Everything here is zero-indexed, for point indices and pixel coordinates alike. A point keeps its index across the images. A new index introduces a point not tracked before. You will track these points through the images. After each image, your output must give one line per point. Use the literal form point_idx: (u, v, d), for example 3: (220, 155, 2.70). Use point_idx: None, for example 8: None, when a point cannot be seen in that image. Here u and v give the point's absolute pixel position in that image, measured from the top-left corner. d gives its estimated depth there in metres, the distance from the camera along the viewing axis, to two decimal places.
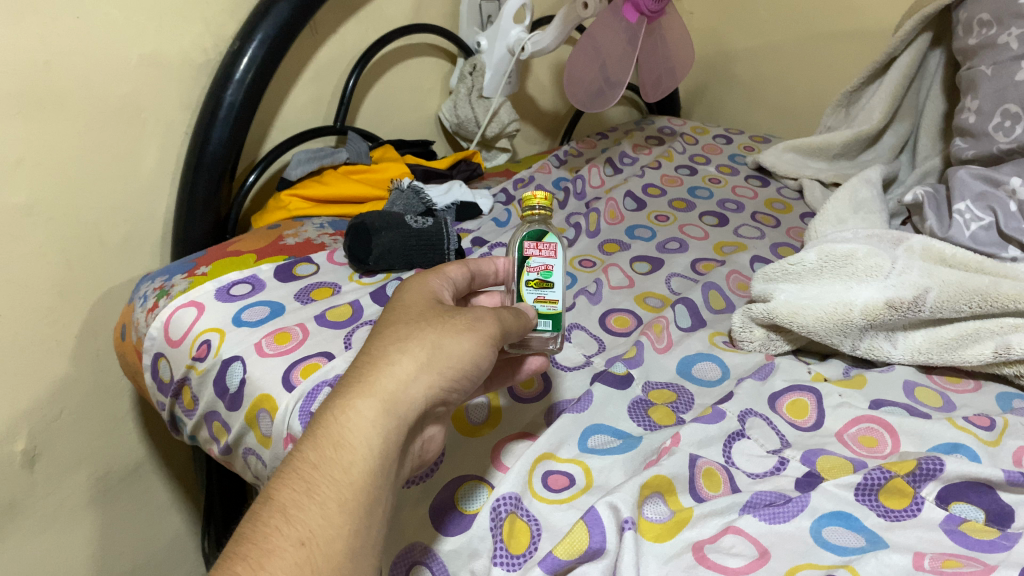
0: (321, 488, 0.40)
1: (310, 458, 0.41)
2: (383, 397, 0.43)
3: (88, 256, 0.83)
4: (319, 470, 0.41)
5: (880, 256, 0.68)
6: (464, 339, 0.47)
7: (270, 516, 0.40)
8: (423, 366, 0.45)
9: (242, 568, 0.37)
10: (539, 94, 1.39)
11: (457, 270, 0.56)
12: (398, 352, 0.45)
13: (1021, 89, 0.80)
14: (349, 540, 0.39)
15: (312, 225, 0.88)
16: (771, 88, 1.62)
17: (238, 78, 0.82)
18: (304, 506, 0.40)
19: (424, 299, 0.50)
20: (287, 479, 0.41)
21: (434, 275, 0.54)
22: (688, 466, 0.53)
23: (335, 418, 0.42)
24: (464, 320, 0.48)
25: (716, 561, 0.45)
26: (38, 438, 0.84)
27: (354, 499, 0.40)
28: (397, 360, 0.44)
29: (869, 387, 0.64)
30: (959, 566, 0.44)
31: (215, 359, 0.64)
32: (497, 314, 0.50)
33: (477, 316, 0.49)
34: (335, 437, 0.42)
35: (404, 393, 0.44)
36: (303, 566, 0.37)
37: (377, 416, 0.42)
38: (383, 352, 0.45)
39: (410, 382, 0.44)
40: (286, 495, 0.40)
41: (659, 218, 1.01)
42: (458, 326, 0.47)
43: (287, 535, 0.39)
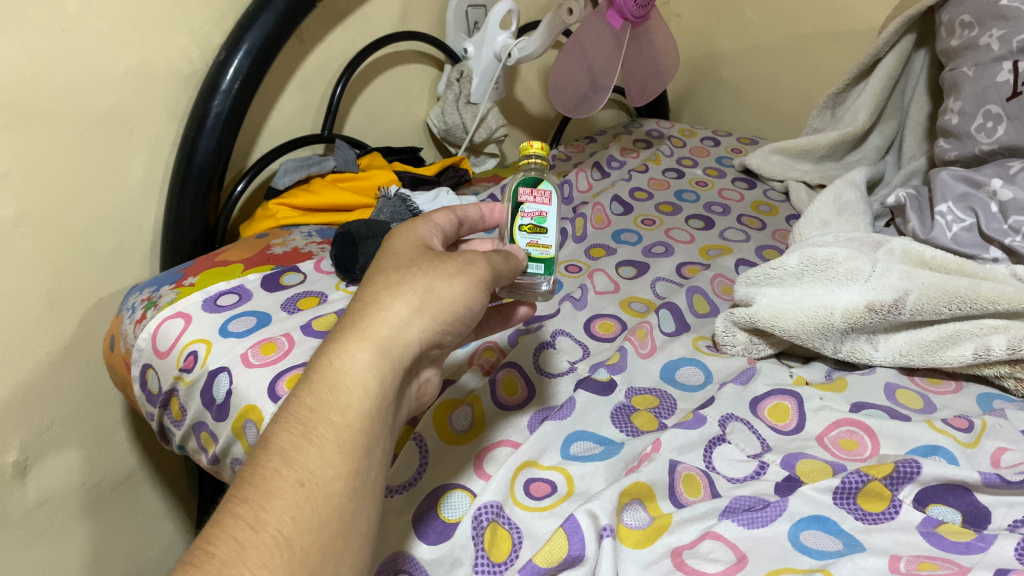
0: (319, 430, 0.41)
1: (307, 403, 0.42)
2: (377, 342, 0.43)
3: (78, 266, 0.83)
4: (317, 413, 0.41)
5: (860, 260, 0.69)
6: (456, 283, 0.47)
7: (269, 459, 0.40)
8: (416, 309, 0.45)
9: (244, 510, 0.38)
10: (527, 98, 1.40)
11: (444, 216, 0.56)
12: (390, 297, 0.45)
13: (1002, 91, 0.80)
14: (349, 480, 0.40)
15: (300, 234, 0.88)
16: (759, 90, 1.63)
17: (225, 88, 0.83)
18: (302, 448, 0.40)
19: (414, 245, 0.50)
20: (286, 424, 0.41)
21: (423, 222, 0.54)
22: (667, 471, 0.54)
23: (330, 363, 0.43)
24: (455, 264, 0.48)
25: (693, 567, 0.45)
26: (30, 448, 0.84)
27: (352, 439, 0.41)
28: (389, 306, 0.44)
29: (850, 390, 0.65)
30: (934, 568, 0.44)
31: (201, 369, 0.65)
32: (488, 259, 0.49)
33: (467, 261, 0.48)
34: (330, 382, 0.42)
35: (398, 337, 0.44)
36: (303, 506, 0.38)
37: (371, 360, 0.43)
38: (376, 296, 0.45)
39: (403, 325, 0.44)
40: (284, 438, 0.40)
41: (645, 222, 1.02)
42: (450, 270, 0.47)
43: (287, 477, 0.39)
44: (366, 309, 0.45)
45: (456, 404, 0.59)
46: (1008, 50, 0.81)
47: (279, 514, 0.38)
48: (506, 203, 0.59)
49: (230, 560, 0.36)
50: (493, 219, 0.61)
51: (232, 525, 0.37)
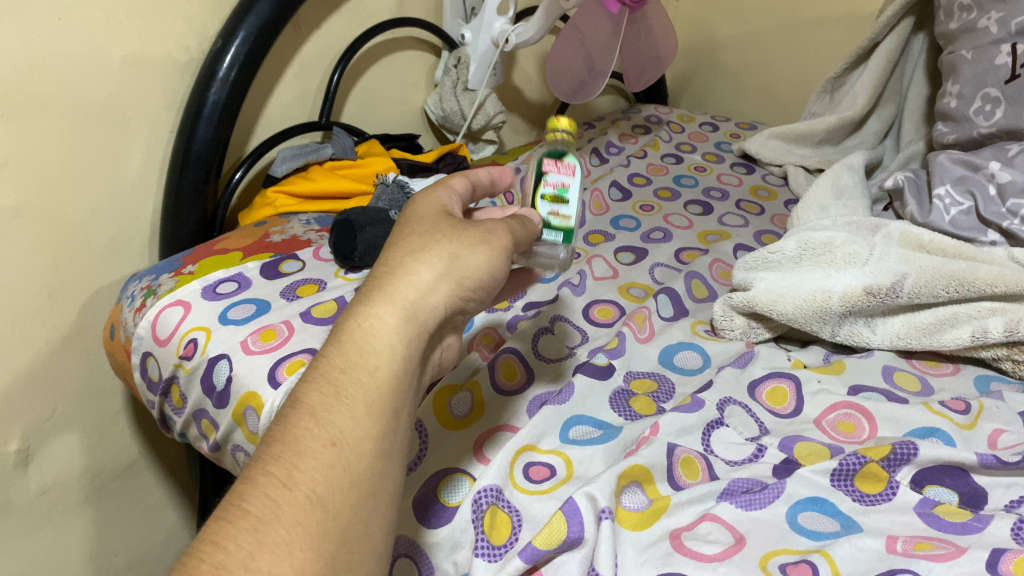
0: (349, 391, 0.41)
1: (336, 362, 0.42)
2: (404, 304, 0.44)
3: (76, 256, 0.83)
4: (347, 373, 0.41)
5: (858, 244, 0.69)
6: (479, 252, 0.47)
7: (299, 418, 0.40)
8: (440, 273, 0.45)
9: (276, 468, 0.38)
10: (525, 84, 1.40)
11: (461, 181, 0.56)
12: (417, 262, 0.45)
13: (1001, 74, 0.80)
14: (378, 440, 0.40)
15: (298, 222, 0.88)
16: (758, 75, 1.62)
17: (222, 76, 0.83)
18: (333, 409, 0.40)
19: (438, 211, 0.50)
20: (315, 383, 0.41)
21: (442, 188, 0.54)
22: (666, 454, 0.54)
23: (359, 325, 0.43)
24: (479, 233, 0.48)
25: (693, 549, 0.46)
26: (31, 438, 0.85)
27: (381, 401, 0.41)
28: (415, 270, 0.45)
29: (848, 373, 0.65)
30: (931, 548, 0.45)
31: (201, 357, 0.65)
32: (509, 227, 0.50)
33: (489, 230, 0.49)
34: (360, 341, 0.42)
35: (424, 301, 0.44)
36: (335, 465, 0.38)
37: (399, 322, 0.43)
38: (401, 261, 0.45)
39: (429, 290, 0.45)
40: (315, 398, 0.40)
41: (644, 208, 1.02)
42: (473, 239, 0.48)
43: (318, 436, 0.39)
44: (393, 273, 0.45)
45: (456, 389, 0.60)
46: (1007, 33, 0.80)
47: (312, 473, 0.38)
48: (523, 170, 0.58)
49: (265, 517, 0.36)
50: (504, 182, 0.60)
51: (265, 483, 0.37)
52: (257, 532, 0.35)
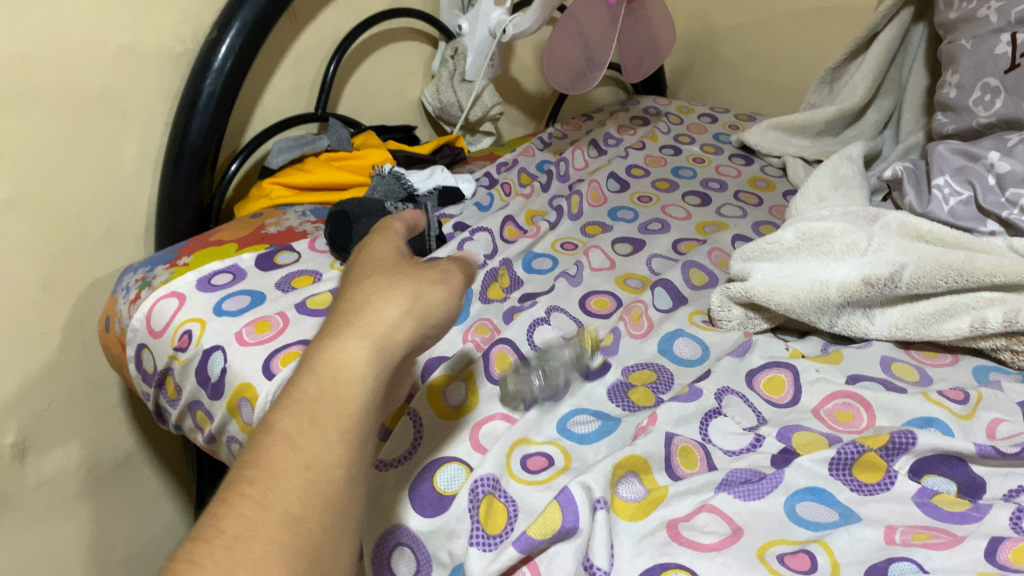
0: (324, 417, 0.39)
1: (309, 391, 0.39)
2: (374, 339, 0.41)
3: (72, 248, 0.83)
4: (320, 401, 0.39)
5: (856, 234, 0.69)
6: (438, 290, 0.46)
7: (274, 442, 0.38)
8: (408, 309, 0.43)
9: (252, 491, 0.36)
10: (523, 76, 1.39)
11: (401, 224, 0.54)
12: (384, 299, 0.43)
13: (1001, 63, 0.79)
14: (350, 468, 0.38)
15: (294, 213, 0.88)
16: (757, 67, 1.62)
17: (217, 67, 0.82)
18: (307, 434, 0.38)
19: (393, 253, 0.49)
20: (288, 408, 0.39)
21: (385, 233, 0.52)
22: (663, 444, 0.53)
23: (330, 354, 0.40)
24: (436, 273, 0.47)
25: (689, 538, 0.45)
26: (27, 431, 0.84)
27: (354, 428, 0.39)
28: (382, 307, 0.43)
29: (846, 363, 0.65)
30: (928, 538, 0.45)
31: (196, 348, 0.65)
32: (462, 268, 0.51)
33: (445, 271, 0.48)
34: (333, 370, 0.40)
35: (393, 336, 0.42)
36: (309, 491, 0.37)
37: (369, 355, 0.41)
38: (367, 297, 0.43)
39: (397, 324, 0.43)
40: (289, 423, 0.39)
41: (642, 199, 1.02)
42: (432, 278, 0.46)
43: (292, 460, 0.37)
44: (361, 308, 0.43)
45: (450, 379, 0.59)
46: (1007, 22, 0.80)
47: (288, 495, 0.36)
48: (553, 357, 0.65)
49: (241, 535, 0.34)
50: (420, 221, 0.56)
51: (241, 504, 0.35)
52: (233, 549, 0.34)
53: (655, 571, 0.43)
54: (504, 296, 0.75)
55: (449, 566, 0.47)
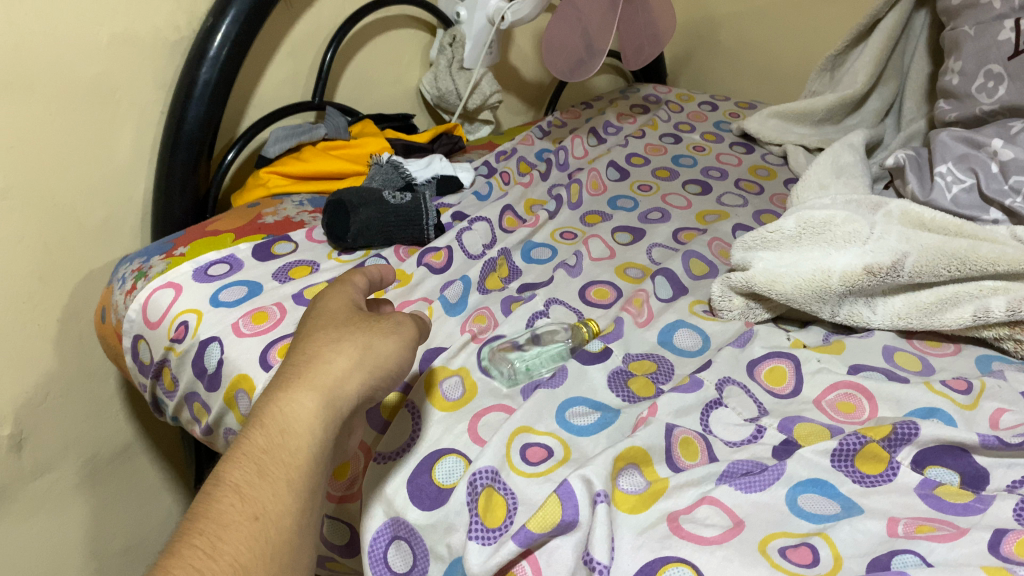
0: (272, 469, 0.40)
1: (258, 443, 0.41)
2: (323, 391, 0.44)
3: (68, 239, 0.82)
4: (269, 454, 0.41)
5: (858, 222, 0.68)
6: (390, 340, 0.48)
7: (222, 495, 0.39)
8: (355, 361, 0.46)
9: (200, 542, 0.37)
10: (522, 63, 1.38)
11: (360, 277, 0.55)
12: (332, 352, 0.45)
13: (1005, 49, 0.78)
14: (298, 517, 0.40)
15: (291, 203, 0.87)
16: (757, 54, 1.61)
17: (213, 55, 0.81)
18: (256, 485, 0.40)
19: (348, 305, 0.51)
20: (237, 460, 0.41)
21: (344, 285, 0.53)
22: (664, 435, 0.53)
23: (278, 408, 0.42)
24: (388, 324, 0.49)
25: (691, 531, 0.45)
26: (24, 422, 0.84)
27: (302, 479, 0.41)
28: (332, 359, 0.45)
29: (847, 353, 0.64)
30: (932, 530, 0.44)
31: (192, 340, 0.64)
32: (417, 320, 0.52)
33: (399, 320, 0.50)
34: (281, 423, 0.42)
35: (341, 388, 0.44)
36: (259, 538, 0.38)
37: (318, 408, 0.43)
38: (318, 350, 0.45)
39: (345, 377, 0.45)
40: (238, 475, 0.40)
41: (642, 188, 1.01)
42: (384, 329, 0.49)
43: (241, 510, 0.39)
44: (310, 361, 0.45)
45: (447, 371, 0.59)
46: (1010, 8, 0.79)
47: (236, 544, 0.37)
48: (549, 355, 0.64)
49: None
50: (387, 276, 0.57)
51: (190, 555, 0.36)
52: None
53: (655, 564, 0.43)
54: (502, 286, 0.75)
55: (447, 560, 0.48)
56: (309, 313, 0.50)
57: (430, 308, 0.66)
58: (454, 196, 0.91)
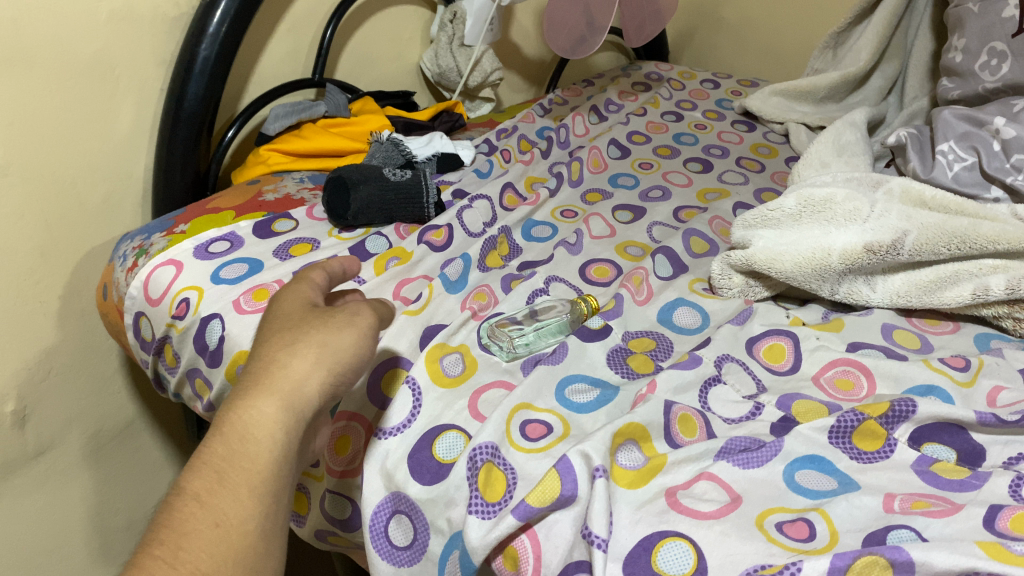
0: (233, 476, 0.40)
1: (218, 451, 0.40)
2: (282, 395, 0.42)
3: (69, 216, 0.82)
4: (230, 461, 0.40)
5: (859, 200, 0.68)
6: (346, 335, 0.45)
7: (184, 503, 0.39)
8: (316, 359, 0.44)
9: (161, 553, 0.37)
10: (522, 40, 1.37)
11: (319, 273, 0.52)
12: (289, 355, 0.43)
13: (1008, 26, 0.78)
14: (262, 521, 0.39)
15: (291, 180, 0.87)
16: (760, 30, 1.59)
17: (212, 32, 0.80)
18: (217, 492, 0.39)
19: (302, 305, 0.48)
20: (199, 468, 0.40)
21: (300, 285, 0.50)
22: (663, 412, 0.53)
23: (237, 415, 0.41)
24: (344, 316, 0.46)
25: (688, 506, 0.45)
26: (27, 398, 0.85)
27: (265, 483, 0.40)
28: (288, 363, 0.43)
29: (847, 330, 0.65)
30: (928, 506, 0.45)
31: (194, 317, 0.64)
32: (372, 306, 0.49)
33: (354, 311, 0.47)
34: (241, 429, 0.41)
35: (301, 390, 0.43)
36: (220, 547, 0.38)
37: (278, 412, 0.42)
38: (273, 355, 0.43)
39: (304, 379, 0.43)
40: (199, 483, 0.39)
41: (642, 166, 1.01)
42: (339, 323, 0.46)
43: (202, 518, 0.38)
44: (267, 372, 0.43)
45: (447, 349, 0.59)
46: None
47: (197, 552, 0.37)
48: (549, 330, 0.65)
49: None
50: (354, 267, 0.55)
51: (150, 567, 0.36)
52: None
53: (652, 539, 0.43)
54: (502, 264, 0.75)
55: (447, 533, 0.48)
56: (266, 316, 0.48)
57: (429, 286, 0.66)
58: (453, 173, 0.91)
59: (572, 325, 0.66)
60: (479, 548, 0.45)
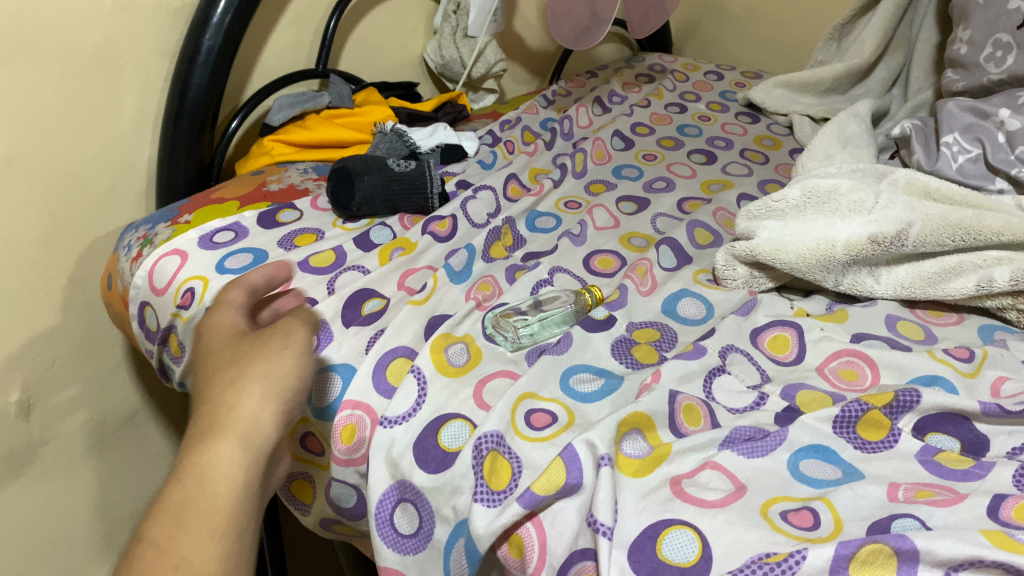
0: (191, 519, 0.36)
1: (173, 499, 0.36)
2: (235, 432, 0.38)
3: (73, 206, 0.82)
4: (186, 507, 0.36)
5: (864, 191, 0.68)
6: (286, 358, 0.41)
7: (143, 553, 0.35)
8: (263, 395, 0.39)
9: None
10: (526, 32, 1.37)
11: (241, 292, 0.47)
12: (236, 395, 0.38)
13: (1014, 18, 0.78)
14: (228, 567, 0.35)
15: (295, 170, 0.87)
16: (764, 22, 1.59)
17: (216, 22, 0.80)
18: (176, 538, 0.35)
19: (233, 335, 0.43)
20: (155, 516, 0.36)
21: (221, 311, 0.45)
22: (668, 401, 0.53)
23: (191, 457, 0.37)
24: (277, 338, 0.42)
25: (693, 495, 0.45)
26: (32, 388, 0.85)
27: (229, 525, 0.36)
28: (235, 401, 0.38)
29: (851, 321, 0.65)
30: (932, 495, 0.45)
31: (198, 306, 0.64)
32: (302, 318, 0.44)
33: (289, 330, 0.42)
34: (196, 472, 0.36)
35: (257, 425, 0.38)
36: None
37: (236, 451, 0.37)
38: (217, 392, 0.39)
39: (256, 414, 0.38)
40: (157, 530, 0.36)
41: (646, 157, 1.01)
42: (273, 347, 0.41)
43: (161, 569, 0.34)
44: (215, 415, 0.38)
45: (452, 339, 0.59)
46: None
47: None
48: (554, 321, 0.65)
49: None
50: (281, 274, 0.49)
51: None
52: None
53: (658, 527, 0.43)
54: (506, 255, 0.75)
55: (452, 521, 0.48)
56: (204, 346, 0.43)
57: (434, 276, 0.66)
58: (456, 165, 0.91)
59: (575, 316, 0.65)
60: (485, 535, 0.45)
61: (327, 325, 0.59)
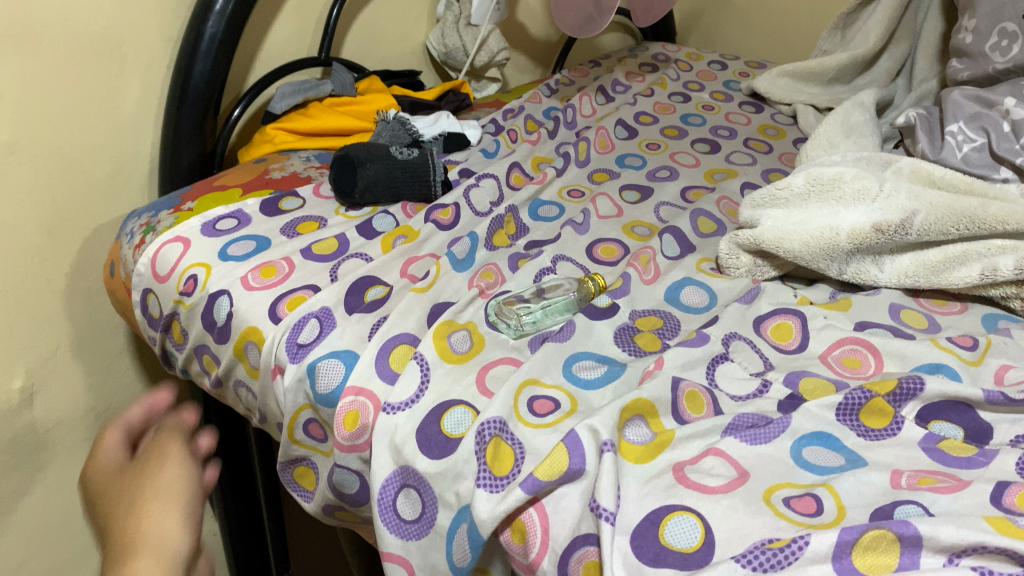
0: None
1: None
2: (152, 550, 0.50)
3: (76, 194, 0.82)
4: None
5: (868, 178, 0.67)
6: (168, 473, 0.57)
7: None
8: (162, 509, 0.53)
9: None
10: (529, 21, 1.37)
11: (105, 458, 0.61)
12: (141, 519, 0.52)
13: (1019, 8, 0.77)
14: None
15: (298, 158, 0.87)
16: (769, 11, 1.58)
17: (219, 9, 0.80)
18: None
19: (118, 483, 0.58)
20: None
21: (104, 454, 0.62)
22: (670, 388, 0.53)
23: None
24: (159, 463, 0.58)
25: (696, 481, 0.45)
26: (36, 375, 0.85)
27: None
28: (148, 521, 0.52)
29: (854, 310, 0.65)
30: (935, 482, 0.45)
31: (201, 293, 0.64)
32: (173, 439, 0.62)
33: (163, 456, 0.59)
34: None
35: (165, 541, 0.51)
36: None
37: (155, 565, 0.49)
38: (130, 530, 0.51)
39: (166, 533, 0.51)
40: None
41: (650, 146, 1.00)
42: (156, 469, 0.58)
43: None
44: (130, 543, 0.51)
45: (455, 326, 0.59)
46: None
47: None
48: (558, 309, 0.65)
49: None
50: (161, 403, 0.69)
51: None
52: None
53: (660, 513, 0.43)
54: (509, 243, 0.75)
55: (455, 507, 0.48)
56: (104, 502, 0.57)
57: (437, 264, 0.66)
58: (460, 153, 0.90)
59: (579, 305, 0.65)
60: (487, 521, 0.45)
61: (329, 313, 0.60)
